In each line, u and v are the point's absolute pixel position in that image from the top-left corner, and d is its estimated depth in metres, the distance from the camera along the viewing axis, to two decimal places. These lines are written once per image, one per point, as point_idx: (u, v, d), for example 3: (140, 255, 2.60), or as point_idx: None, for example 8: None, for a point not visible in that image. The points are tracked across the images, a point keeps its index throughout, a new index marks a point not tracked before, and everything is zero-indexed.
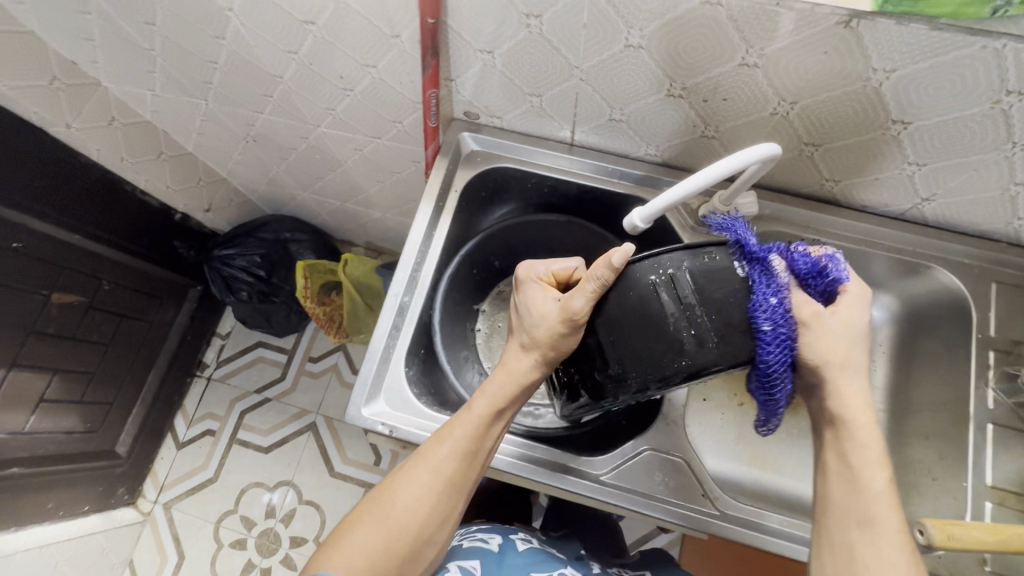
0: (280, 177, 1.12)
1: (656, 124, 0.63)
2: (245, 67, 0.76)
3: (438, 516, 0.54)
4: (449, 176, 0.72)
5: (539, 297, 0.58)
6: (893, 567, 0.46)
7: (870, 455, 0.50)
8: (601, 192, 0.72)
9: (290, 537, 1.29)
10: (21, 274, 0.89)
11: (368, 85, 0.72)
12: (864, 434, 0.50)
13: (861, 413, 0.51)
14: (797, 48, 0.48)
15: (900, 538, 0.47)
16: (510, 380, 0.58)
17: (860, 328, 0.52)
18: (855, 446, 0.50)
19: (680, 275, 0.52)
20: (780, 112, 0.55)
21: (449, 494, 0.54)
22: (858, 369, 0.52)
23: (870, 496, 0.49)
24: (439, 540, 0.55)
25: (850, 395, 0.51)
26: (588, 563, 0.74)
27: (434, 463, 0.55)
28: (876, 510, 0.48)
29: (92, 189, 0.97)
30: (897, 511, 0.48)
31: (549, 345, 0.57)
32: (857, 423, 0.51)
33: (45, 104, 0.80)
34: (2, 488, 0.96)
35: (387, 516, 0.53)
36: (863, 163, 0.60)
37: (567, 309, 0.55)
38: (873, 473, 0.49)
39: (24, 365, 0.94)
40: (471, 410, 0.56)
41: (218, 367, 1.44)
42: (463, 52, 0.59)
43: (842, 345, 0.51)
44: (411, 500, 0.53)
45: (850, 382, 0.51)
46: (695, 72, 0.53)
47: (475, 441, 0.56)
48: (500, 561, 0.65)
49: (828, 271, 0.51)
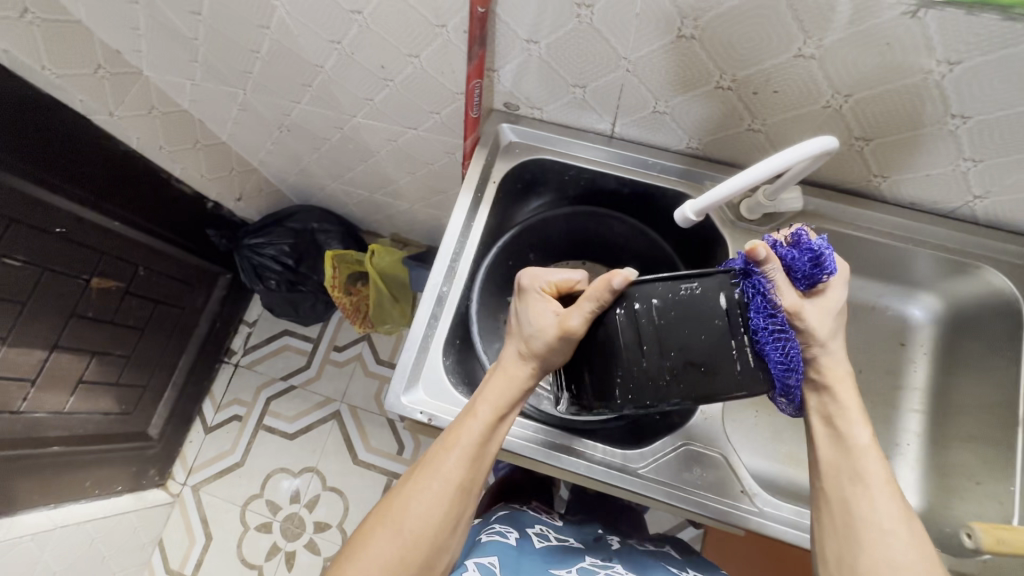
0: (311, 167, 1.13)
1: (701, 116, 0.62)
2: (286, 57, 0.76)
3: (451, 523, 0.54)
4: (487, 168, 0.72)
5: (538, 308, 0.58)
6: (889, 518, 0.47)
7: (853, 413, 0.51)
8: (640, 185, 0.72)
9: (313, 522, 1.32)
10: (64, 257, 0.92)
11: (408, 75, 0.72)
12: (843, 395, 0.52)
13: (835, 384, 0.52)
14: (858, 38, 0.47)
15: (891, 491, 0.48)
16: (510, 387, 0.57)
17: (837, 307, 0.54)
18: (840, 407, 0.52)
19: (646, 311, 0.54)
20: (833, 105, 0.54)
21: (460, 499, 0.54)
22: (835, 336, 0.53)
23: (857, 452, 0.50)
24: (453, 546, 0.55)
25: (828, 363, 0.53)
26: (605, 543, 0.76)
27: (444, 471, 0.54)
28: (865, 465, 0.49)
29: (131, 177, 0.99)
30: (882, 464, 0.49)
31: (543, 356, 0.57)
32: (838, 387, 0.52)
33: (91, 93, 0.82)
34: (41, 465, 0.99)
35: (401, 527, 0.53)
36: (915, 159, 0.58)
37: (564, 326, 0.55)
38: (857, 429, 0.51)
39: (65, 347, 0.97)
40: (476, 415, 0.56)
41: (246, 354, 1.46)
42: (508, 43, 0.59)
43: (827, 324, 0.52)
44: (425, 509, 0.53)
45: (829, 351, 0.53)
46: (747, 63, 0.52)
47: (482, 446, 0.56)
48: (519, 558, 0.64)
49: (825, 261, 0.51)
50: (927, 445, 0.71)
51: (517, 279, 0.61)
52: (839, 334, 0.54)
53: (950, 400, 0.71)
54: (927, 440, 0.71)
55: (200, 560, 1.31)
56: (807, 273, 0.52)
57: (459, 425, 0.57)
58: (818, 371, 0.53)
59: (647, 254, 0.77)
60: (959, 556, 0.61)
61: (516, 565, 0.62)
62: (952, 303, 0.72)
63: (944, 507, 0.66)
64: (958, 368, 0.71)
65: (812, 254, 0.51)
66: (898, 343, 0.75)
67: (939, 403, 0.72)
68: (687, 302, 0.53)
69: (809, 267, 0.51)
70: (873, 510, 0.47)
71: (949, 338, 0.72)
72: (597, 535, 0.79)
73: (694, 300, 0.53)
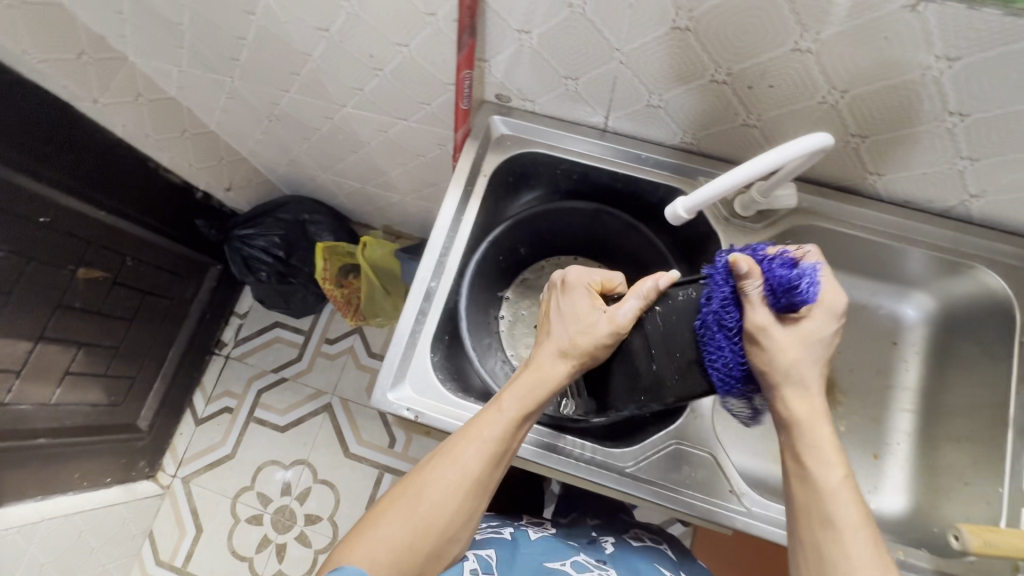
0: (301, 157, 1.11)
1: (696, 111, 0.61)
2: (273, 44, 0.74)
3: (462, 516, 0.53)
4: (478, 160, 0.71)
5: (586, 305, 0.60)
6: (864, 564, 0.44)
7: (826, 449, 0.49)
8: (633, 180, 0.71)
9: (304, 514, 1.31)
10: (49, 247, 0.90)
11: (398, 65, 0.70)
12: (815, 430, 0.50)
13: (804, 421, 0.51)
14: (856, 33, 0.45)
15: (863, 533, 0.45)
16: (541, 385, 0.57)
17: (815, 343, 0.52)
18: (810, 442, 0.50)
19: (651, 317, 0.58)
20: (829, 101, 0.53)
21: (476, 492, 0.54)
22: (811, 368, 0.52)
23: (830, 493, 0.47)
24: (461, 539, 0.54)
25: (796, 402, 0.52)
26: (600, 544, 0.75)
27: (462, 461, 0.54)
28: (839, 508, 0.47)
29: (117, 166, 0.98)
30: (855, 504, 0.47)
31: (588, 354, 0.59)
32: (810, 421, 0.51)
33: (75, 79, 0.80)
34: (28, 457, 0.98)
35: (414, 511, 0.53)
36: (912, 157, 0.57)
37: (614, 322, 0.58)
38: (828, 468, 0.48)
39: (51, 338, 0.95)
40: (502, 410, 0.56)
41: (237, 346, 1.45)
42: (499, 32, 0.57)
43: (793, 356, 0.51)
44: (439, 497, 0.53)
45: (801, 382, 0.52)
46: (742, 57, 0.51)
47: (503, 442, 0.55)
48: (513, 553, 0.64)
49: (796, 289, 0.51)
50: (917, 444, 0.71)
51: (561, 276, 0.63)
52: (820, 365, 0.53)
53: (941, 400, 0.71)
54: (917, 440, 0.71)
55: (190, 551, 1.31)
56: (777, 295, 0.52)
57: (482, 416, 0.57)
58: (786, 409, 0.52)
59: (639, 250, 0.76)
60: (946, 557, 0.61)
61: (510, 561, 0.62)
62: (945, 303, 0.72)
63: (933, 506, 0.66)
64: (951, 368, 0.71)
65: (782, 277, 0.51)
66: (890, 342, 0.75)
67: (930, 404, 0.72)
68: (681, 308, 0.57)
69: (781, 291, 0.51)
70: (840, 553, 0.45)
71: (941, 338, 0.72)
72: (591, 538, 0.77)
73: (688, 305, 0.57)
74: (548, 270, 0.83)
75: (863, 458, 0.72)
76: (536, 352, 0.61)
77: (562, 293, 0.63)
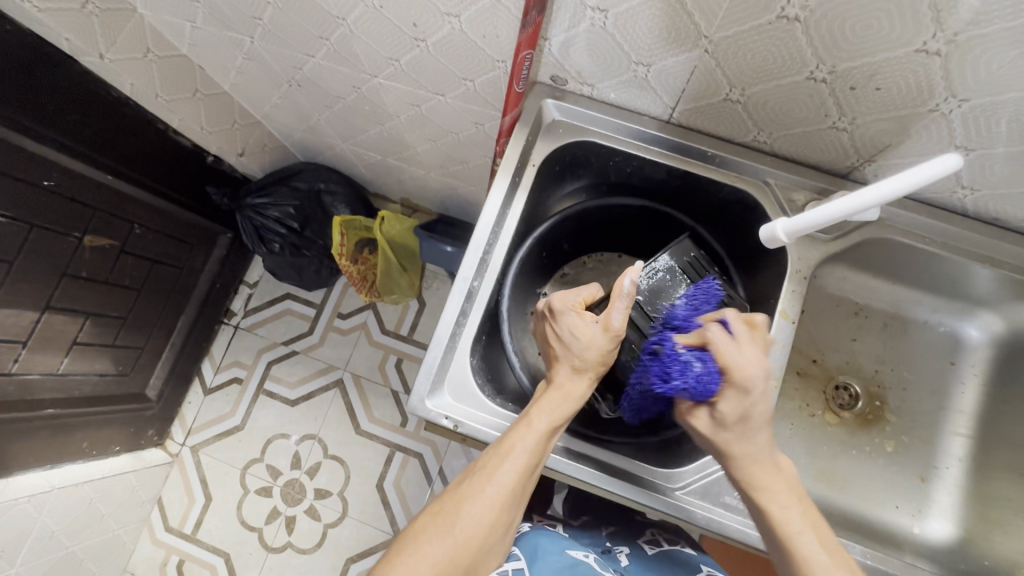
0: (320, 125, 1.03)
1: (778, 108, 0.54)
2: (301, 5, 0.66)
3: (498, 531, 0.51)
4: (527, 149, 0.65)
5: (579, 321, 0.57)
6: None
7: (783, 500, 0.49)
8: (695, 178, 0.65)
9: (314, 489, 1.30)
10: (51, 214, 0.84)
11: (444, 36, 0.63)
12: (770, 484, 0.49)
13: (755, 469, 0.50)
14: (1004, 35, 0.40)
15: None
16: (567, 400, 0.56)
17: (762, 404, 0.50)
18: (768, 496, 0.49)
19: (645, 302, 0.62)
20: (941, 110, 0.47)
21: (511, 506, 0.52)
22: (761, 421, 0.50)
23: (794, 540, 0.47)
24: (498, 550, 0.53)
25: (748, 447, 0.50)
26: (616, 555, 0.71)
27: (498, 477, 0.52)
28: (809, 556, 0.46)
29: (123, 126, 0.90)
30: (827, 552, 0.46)
31: (600, 362, 0.57)
32: (766, 478, 0.50)
33: (79, 32, 0.72)
34: (36, 427, 0.96)
35: (453, 530, 0.49)
36: (1020, 175, 0.52)
37: (610, 329, 0.56)
38: (790, 515, 0.48)
39: (58, 307, 0.91)
40: (530, 425, 0.54)
41: (247, 316, 1.40)
42: (571, 10, 0.50)
43: (732, 436, 0.50)
44: (477, 514, 0.50)
45: (743, 442, 0.50)
46: (854, 55, 0.45)
47: (535, 456, 0.53)
48: (538, 541, 0.65)
49: (697, 387, 0.51)
50: (967, 471, 0.70)
51: (546, 302, 0.59)
52: (764, 422, 0.51)
53: (995, 425, 0.70)
54: (966, 465, 0.70)
55: (200, 519, 1.30)
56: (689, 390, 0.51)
57: (511, 431, 0.54)
58: (740, 458, 0.51)
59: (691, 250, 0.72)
60: None
61: (534, 554, 0.63)
62: (1014, 326, 0.68)
63: (983, 538, 0.66)
64: (1012, 398, 0.69)
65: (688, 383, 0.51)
66: (946, 362, 0.72)
67: (988, 430, 0.70)
68: (659, 285, 0.63)
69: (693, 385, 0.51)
70: None
71: (1004, 363, 0.69)
72: (607, 546, 0.74)
73: (670, 273, 0.64)
74: (589, 266, 0.80)
75: (909, 480, 0.70)
76: (549, 375, 0.59)
77: (551, 320, 0.59)
